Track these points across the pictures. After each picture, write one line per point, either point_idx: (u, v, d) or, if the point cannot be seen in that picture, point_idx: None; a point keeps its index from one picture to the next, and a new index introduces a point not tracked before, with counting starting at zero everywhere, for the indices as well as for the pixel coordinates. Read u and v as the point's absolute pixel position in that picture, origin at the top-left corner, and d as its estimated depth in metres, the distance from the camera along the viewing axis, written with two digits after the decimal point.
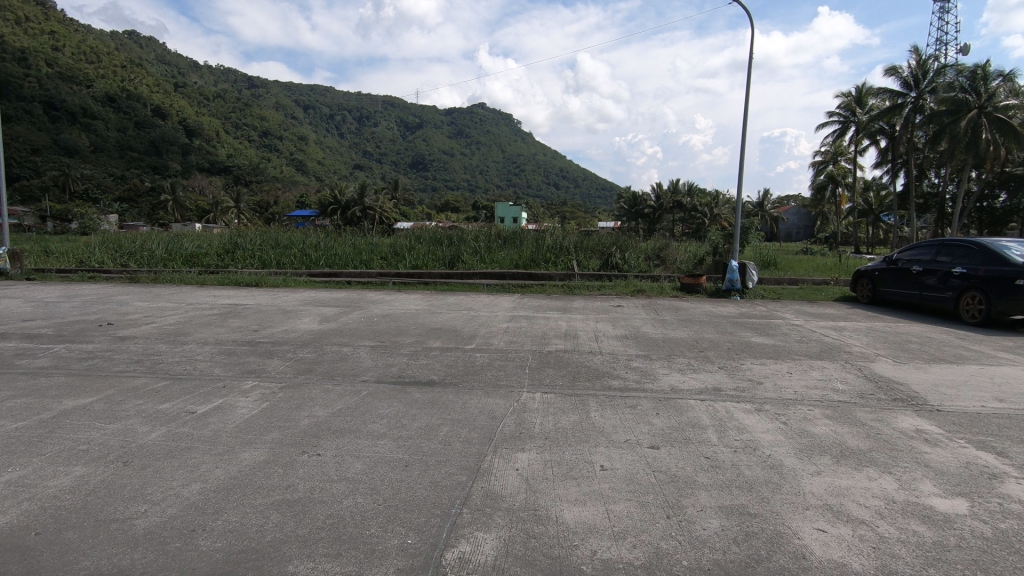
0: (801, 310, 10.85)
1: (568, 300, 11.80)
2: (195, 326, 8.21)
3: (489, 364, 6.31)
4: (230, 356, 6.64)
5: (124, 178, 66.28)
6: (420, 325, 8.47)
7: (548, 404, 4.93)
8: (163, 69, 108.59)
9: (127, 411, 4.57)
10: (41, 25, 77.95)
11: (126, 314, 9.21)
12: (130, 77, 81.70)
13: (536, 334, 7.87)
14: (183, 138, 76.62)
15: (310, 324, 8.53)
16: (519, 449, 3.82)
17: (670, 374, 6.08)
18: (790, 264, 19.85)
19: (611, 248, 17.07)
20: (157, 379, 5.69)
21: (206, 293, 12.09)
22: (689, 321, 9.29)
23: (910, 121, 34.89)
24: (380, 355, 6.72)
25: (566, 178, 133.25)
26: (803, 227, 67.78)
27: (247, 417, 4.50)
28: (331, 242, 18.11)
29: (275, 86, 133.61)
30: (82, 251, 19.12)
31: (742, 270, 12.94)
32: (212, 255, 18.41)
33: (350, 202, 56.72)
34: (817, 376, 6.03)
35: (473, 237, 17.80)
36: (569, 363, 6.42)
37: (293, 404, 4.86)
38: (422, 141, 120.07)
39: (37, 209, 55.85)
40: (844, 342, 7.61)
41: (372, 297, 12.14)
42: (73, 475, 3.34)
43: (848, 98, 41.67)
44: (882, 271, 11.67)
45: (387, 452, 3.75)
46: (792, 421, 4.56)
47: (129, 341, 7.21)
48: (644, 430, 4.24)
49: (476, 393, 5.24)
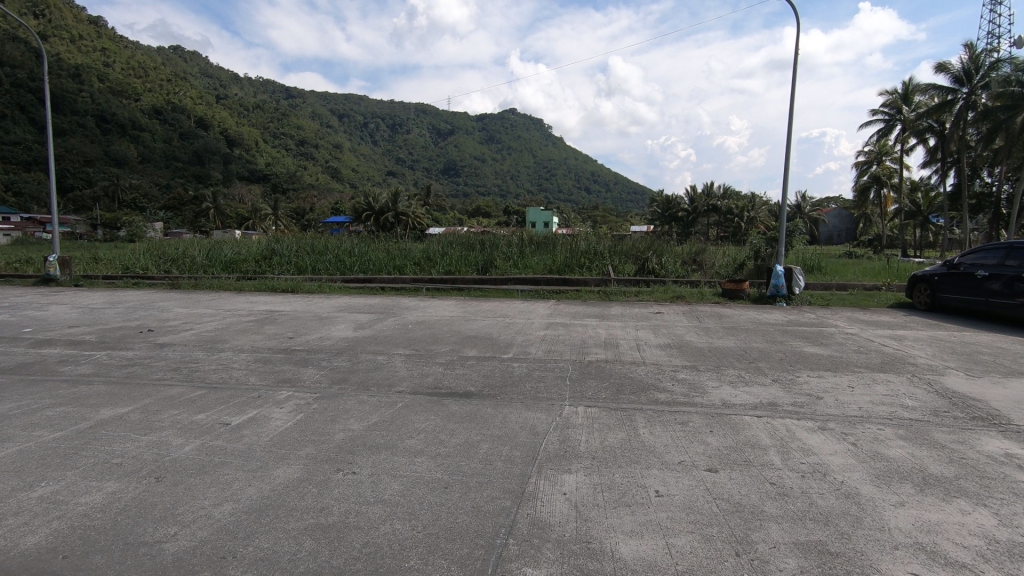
0: (853, 317, 10.26)
1: (606, 307, 11.44)
2: (232, 332, 8.22)
3: (527, 376, 6.05)
4: (266, 364, 6.57)
5: (169, 187, 68.54)
6: (455, 333, 8.28)
7: (593, 419, 4.64)
8: (206, 82, 112.44)
9: (162, 422, 4.49)
10: (93, 42, 81.78)
11: (166, 321, 9.31)
12: (175, 90, 84.88)
13: (575, 343, 7.58)
14: (225, 148, 79.05)
15: (345, 331, 8.44)
16: (565, 470, 3.57)
17: (721, 387, 5.69)
18: (836, 268, 19.03)
19: (647, 253, 16.63)
20: (193, 388, 5.63)
21: (243, 299, 12.22)
22: (736, 330, 8.85)
23: (962, 117, 33.42)
24: (415, 364, 6.53)
25: (598, 182, 132.17)
26: (845, 230, 65.38)
27: (282, 429, 4.37)
28: (365, 249, 18.18)
29: (311, 96, 136.85)
30: (129, 259, 19.70)
31: (787, 275, 12.36)
32: (251, 262, 18.69)
33: (383, 209, 57.28)
34: (883, 391, 5.57)
35: (506, 242, 17.60)
36: (611, 374, 6.12)
37: (328, 417, 4.70)
38: (454, 147, 121.04)
39: (89, 218, 58.35)
40: (907, 353, 7.10)
41: (405, 303, 12.03)
42: (105, 491, 3.24)
43: (894, 96, 40.12)
44: (942, 276, 10.95)
45: (426, 472, 3.54)
46: (862, 442, 4.17)
47: (167, 349, 7.22)
48: (700, 451, 3.92)
49: (516, 407, 4.99)
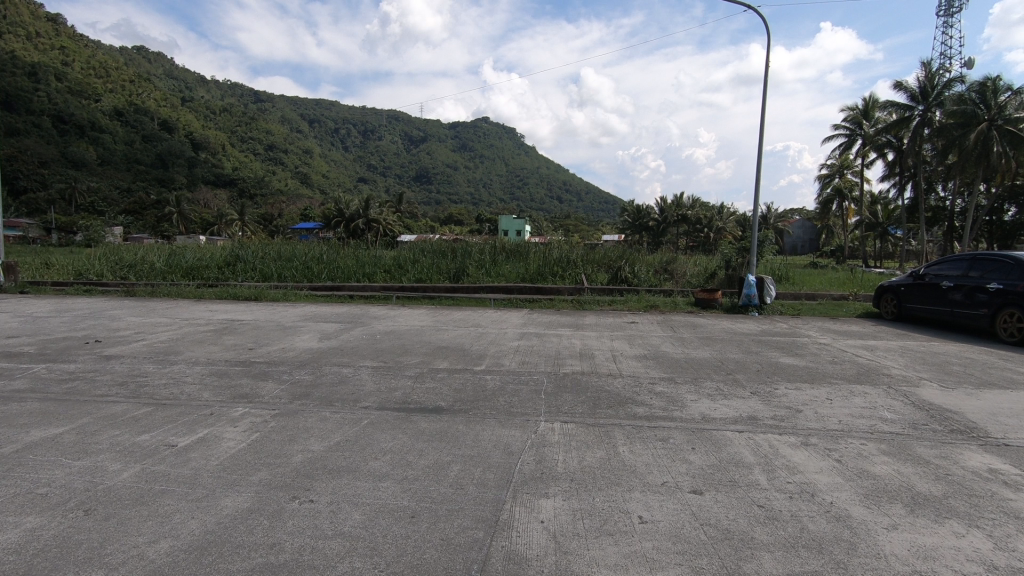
0: (824, 327, 10.32)
1: (580, 316, 11.28)
2: (188, 343, 7.74)
3: (501, 389, 5.79)
4: (221, 378, 6.15)
5: (130, 191, 65.98)
6: (425, 343, 7.96)
7: (570, 436, 4.40)
8: (171, 84, 109.73)
9: (100, 444, 4.08)
10: (51, 40, 79.03)
11: (116, 330, 8.74)
12: (138, 91, 82.54)
13: (550, 354, 7.36)
14: (190, 152, 76.96)
15: (309, 341, 8.05)
16: (542, 495, 3.33)
17: (699, 401, 5.52)
18: (803, 279, 19.36)
19: (620, 262, 16.59)
20: (139, 405, 5.19)
21: (202, 308, 11.66)
22: (711, 340, 8.75)
23: (918, 133, 34.69)
24: (383, 377, 6.21)
25: (569, 191, 133.13)
26: (808, 241, 67.09)
27: (233, 452, 4.00)
28: (333, 256, 17.70)
29: (280, 100, 134.83)
30: (82, 264, 18.78)
31: (759, 285, 12.41)
32: (213, 268, 17.99)
33: (354, 215, 56.47)
34: (861, 403, 5.49)
35: (478, 250, 17.35)
36: (587, 387, 5.90)
37: (286, 436, 4.35)
38: (427, 155, 120.54)
39: (43, 222, 56.02)
40: (880, 364, 7.10)
41: (374, 312, 11.67)
42: (22, 528, 2.86)
43: (855, 112, 41.27)
44: (908, 286, 11.12)
45: (391, 499, 3.25)
46: (847, 458, 4.03)
47: (114, 361, 6.73)
48: (682, 470, 3.73)
49: (489, 423, 4.73)
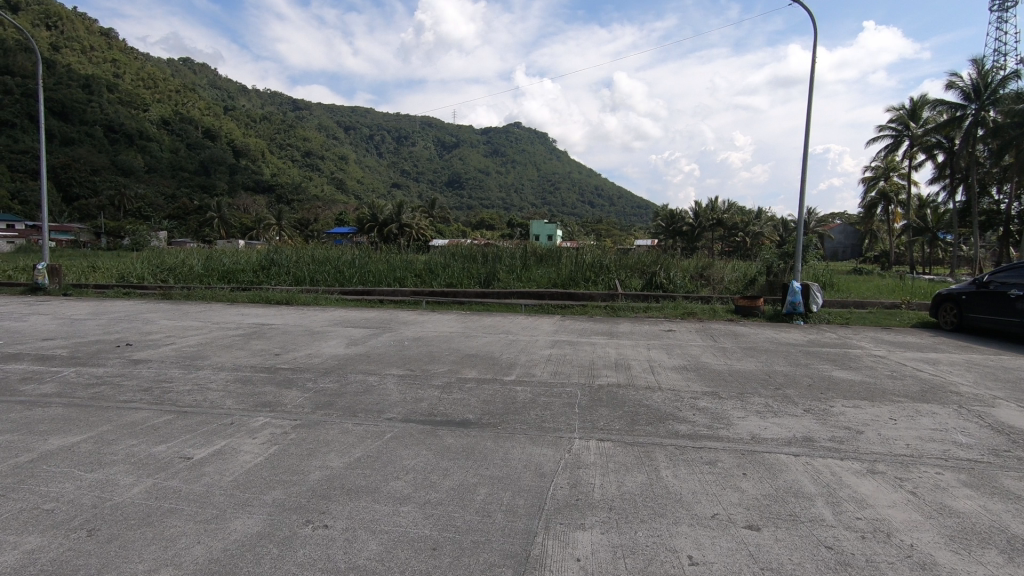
0: (877, 338, 9.68)
1: (615, 323, 10.87)
2: (215, 349, 7.66)
3: (532, 402, 5.46)
4: (246, 385, 6.00)
5: (174, 197, 68.07)
6: (453, 351, 7.72)
7: (606, 457, 4.05)
8: (214, 93, 113.49)
9: (115, 456, 3.92)
10: (104, 54, 82.77)
11: (148, 334, 8.77)
12: (183, 101, 85.61)
13: (583, 364, 7.02)
14: (231, 158, 79.28)
15: (336, 347, 7.88)
16: (578, 526, 3.01)
17: (746, 419, 5.10)
18: (849, 286, 18.51)
19: (654, 268, 16.09)
20: (160, 413, 5.06)
21: (234, 311, 11.70)
22: (755, 351, 8.26)
23: (971, 134, 33.11)
24: (409, 386, 5.96)
25: (601, 196, 132.00)
26: (851, 246, 64.58)
27: (249, 466, 3.79)
28: (365, 260, 17.71)
29: (318, 108, 137.92)
30: (125, 267, 19.28)
31: (805, 292, 11.78)
32: (249, 271, 18.20)
33: (387, 220, 57.11)
34: (929, 424, 4.97)
35: (509, 255, 17.09)
36: (624, 401, 5.52)
37: (305, 451, 4.11)
38: (459, 160, 121.39)
39: (93, 227, 58.44)
40: (946, 380, 6.51)
41: (403, 317, 11.52)
42: (19, 550, 2.68)
43: (901, 112, 39.56)
44: (970, 295, 10.35)
45: (412, 526, 2.97)
46: (922, 491, 3.58)
47: (142, 366, 6.67)
48: (736, 501, 3.34)
49: (519, 440, 4.40)
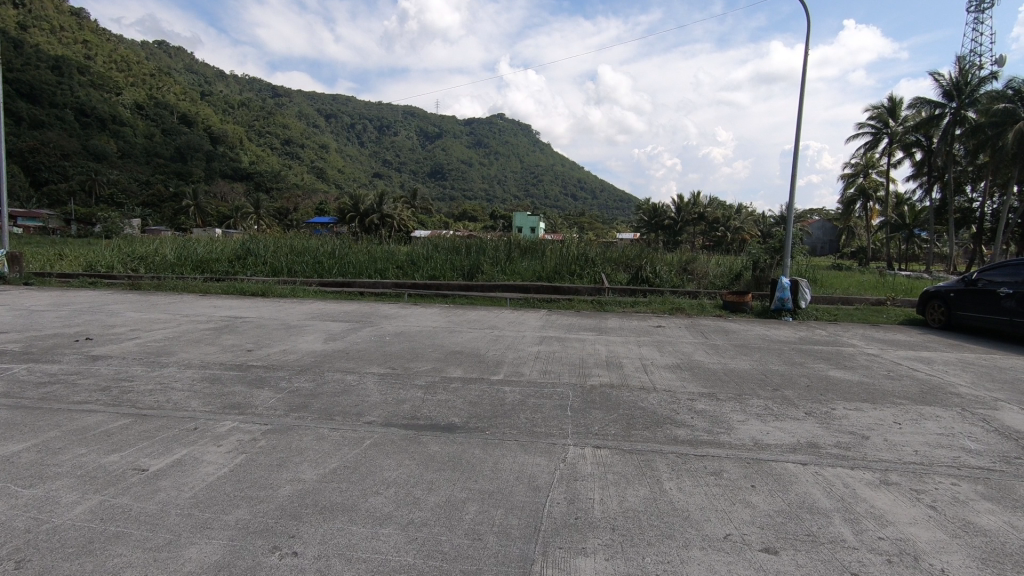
0: (868, 335, 9.58)
1: (602, 319, 10.59)
2: (183, 344, 7.20)
3: (521, 404, 5.14)
4: (213, 384, 5.58)
5: (148, 183, 66.04)
6: (437, 348, 7.36)
7: (603, 466, 3.77)
8: (190, 78, 110.73)
9: (58, 469, 3.51)
10: (75, 35, 80.10)
11: (110, 327, 8.24)
12: (158, 85, 83.33)
13: (573, 362, 6.72)
14: (208, 145, 77.38)
15: (313, 343, 7.48)
16: (579, 553, 2.70)
17: (747, 423, 4.85)
18: (832, 282, 18.52)
19: (640, 261, 15.85)
20: (117, 416, 4.63)
21: (206, 303, 11.18)
22: (747, 348, 8.04)
23: (948, 133, 33.52)
24: (391, 386, 5.59)
25: (584, 188, 132.03)
26: (829, 242, 65.29)
27: (211, 480, 3.40)
28: (345, 250, 17.18)
29: (298, 95, 135.43)
30: (93, 256, 18.49)
31: (794, 287, 11.57)
32: (223, 261, 17.56)
33: (368, 210, 56.29)
34: (936, 429, 4.77)
35: (493, 247, 16.71)
36: (619, 403, 5.24)
37: (275, 462, 3.73)
38: (442, 151, 120.37)
39: (63, 213, 56.58)
40: (945, 381, 6.34)
41: (384, 310, 11.10)
42: None
43: (880, 109, 39.84)
44: (959, 292, 10.27)
45: (394, 554, 2.63)
46: (943, 505, 3.35)
47: (101, 362, 6.20)
48: (749, 520, 3.06)
49: (510, 448, 4.07)
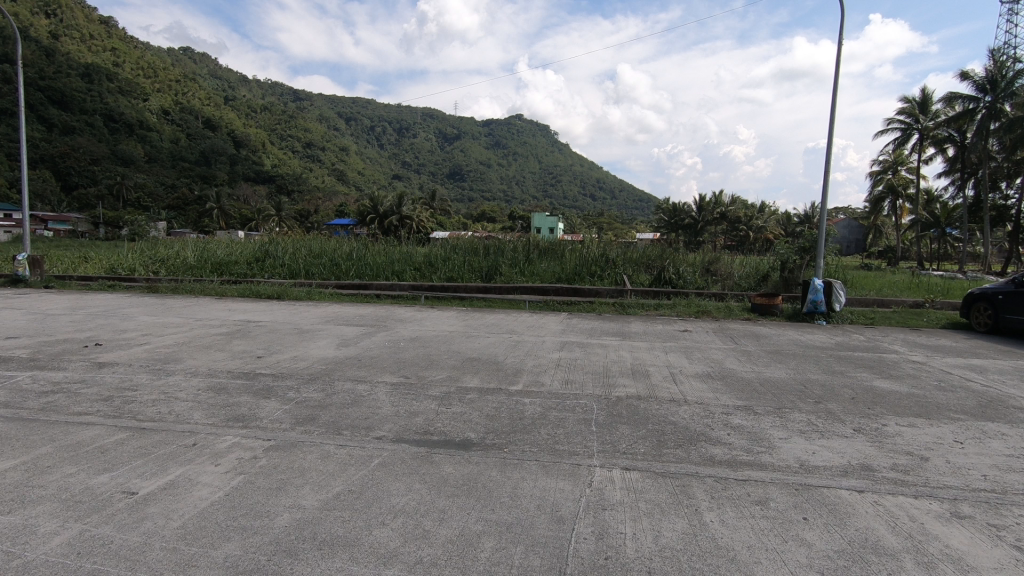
0: (910, 340, 9.03)
1: (625, 323, 10.19)
2: (193, 350, 6.99)
3: (542, 418, 4.77)
4: (219, 394, 5.32)
5: (174, 187, 67.16)
6: (453, 355, 7.04)
7: (635, 493, 3.39)
8: (215, 83, 112.63)
9: (42, 491, 3.24)
10: (104, 43, 82.07)
11: (121, 332, 8.08)
12: (183, 91, 84.92)
13: (596, 371, 6.33)
14: (232, 148, 78.43)
15: (324, 349, 7.20)
16: None
17: (790, 441, 4.42)
18: (864, 283, 17.81)
19: (662, 262, 15.38)
20: (115, 430, 4.38)
21: (221, 307, 11.00)
22: (781, 355, 7.56)
23: (983, 127, 32.27)
24: (403, 398, 5.28)
25: (603, 188, 131.17)
26: (854, 241, 63.48)
27: (203, 506, 3.11)
28: (362, 252, 16.98)
29: (318, 98, 136.93)
30: (115, 258, 18.61)
31: (827, 290, 11.04)
32: (242, 263, 17.50)
33: (387, 212, 56.52)
34: (1002, 449, 4.30)
35: (511, 247, 16.38)
36: (647, 418, 4.85)
37: (274, 485, 3.43)
38: (460, 152, 120.76)
39: (91, 216, 57.66)
40: (1004, 393, 5.83)
41: (400, 314, 10.84)
42: None
43: (911, 104, 38.53)
44: (1008, 295, 9.64)
45: None
46: None
47: (106, 370, 6.00)
48: (808, 564, 2.66)
49: (530, 470, 3.72)
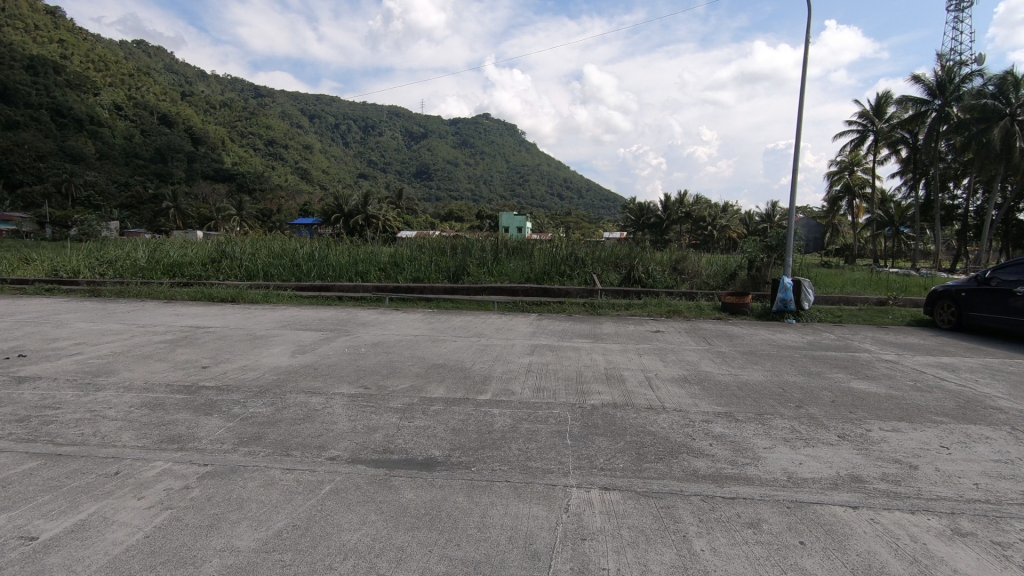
0: (879, 338, 9.04)
1: (597, 324, 9.92)
2: (129, 361, 6.37)
3: (513, 432, 4.41)
4: (154, 412, 4.78)
5: (127, 185, 64.09)
6: (418, 361, 6.61)
7: (618, 519, 3.07)
8: (170, 77, 108.62)
9: None
10: (50, 34, 78.20)
11: (51, 341, 7.38)
12: (137, 85, 81.60)
13: (569, 376, 6.01)
14: (190, 145, 75.50)
15: (278, 358, 6.67)
16: None
17: (775, 451, 4.18)
18: (827, 281, 18.04)
19: (630, 261, 15.22)
20: (25, 458, 3.82)
21: (168, 312, 10.28)
22: (756, 356, 7.39)
23: (935, 129, 33.22)
24: (360, 411, 4.83)
25: (570, 188, 131.82)
26: (813, 239, 65.13)
27: (116, 554, 2.65)
28: (325, 252, 16.30)
29: (280, 95, 133.71)
30: (58, 260, 17.47)
31: (797, 288, 11.01)
32: (196, 264, 16.62)
33: (353, 211, 55.40)
34: (991, 455, 4.13)
35: (480, 247, 15.94)
36: (625, 427, 4.56)
37: (206, 522, 2.96)
38: (427, 151, 119.84)
39: (37, 216, 54.53)
40: (980, 393, 5.75)
41: (362, 317, 10.32)
42: None
43: (866, 108, 39.55)
44: (971, 292, 9.74)
45: None
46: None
47: (24, 386, 5.36)
48: None
49: (500, 494, 3.35)
